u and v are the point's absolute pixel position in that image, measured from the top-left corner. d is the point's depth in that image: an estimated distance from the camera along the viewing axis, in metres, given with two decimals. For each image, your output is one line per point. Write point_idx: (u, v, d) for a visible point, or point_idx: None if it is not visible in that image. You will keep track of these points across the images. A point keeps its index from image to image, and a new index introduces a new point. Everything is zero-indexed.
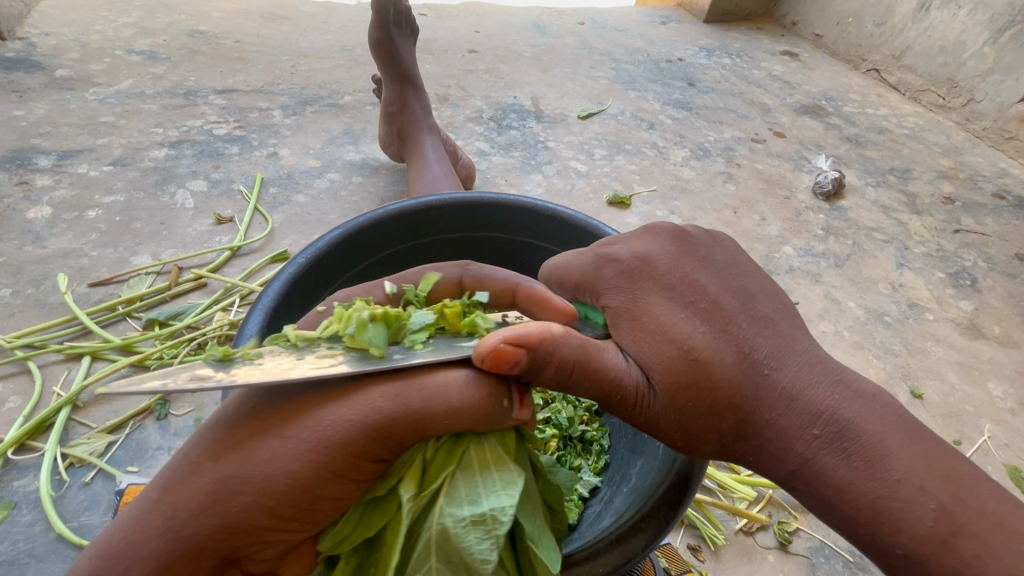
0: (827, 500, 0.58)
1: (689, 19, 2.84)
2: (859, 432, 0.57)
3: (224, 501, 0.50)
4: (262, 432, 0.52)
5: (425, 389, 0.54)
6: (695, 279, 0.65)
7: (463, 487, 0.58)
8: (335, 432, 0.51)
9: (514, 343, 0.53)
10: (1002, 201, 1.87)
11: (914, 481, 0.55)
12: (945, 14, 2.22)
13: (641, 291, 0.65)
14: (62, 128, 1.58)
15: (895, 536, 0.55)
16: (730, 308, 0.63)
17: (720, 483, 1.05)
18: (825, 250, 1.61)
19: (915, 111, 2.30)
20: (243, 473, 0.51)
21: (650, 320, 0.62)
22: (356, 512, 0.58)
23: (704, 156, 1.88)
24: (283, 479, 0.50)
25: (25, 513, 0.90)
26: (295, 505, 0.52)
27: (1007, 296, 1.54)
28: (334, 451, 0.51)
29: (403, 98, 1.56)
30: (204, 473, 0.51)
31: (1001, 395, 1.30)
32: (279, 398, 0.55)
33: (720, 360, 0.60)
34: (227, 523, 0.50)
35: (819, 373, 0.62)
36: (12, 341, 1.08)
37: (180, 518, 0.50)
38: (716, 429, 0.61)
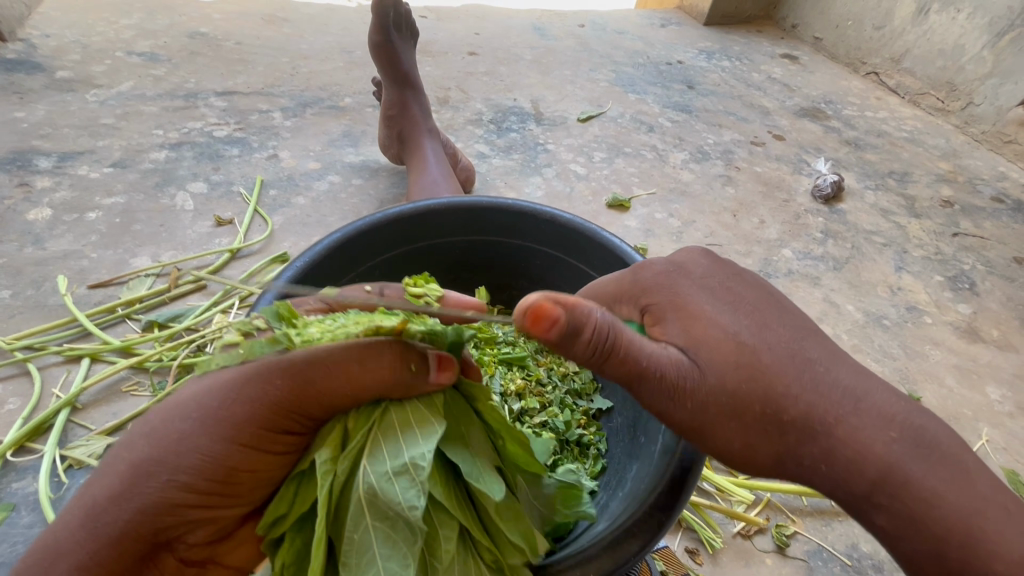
0: (917, 519, 0.57)
1: (689, 22, 2.85)
2: (936, 442, 0.58)
3: (144, 480, 0.53)
4: (176, 413, 0.55)
5: (319, 362, 0.56)
6: (733, 282, 0.67)
7: (384, 447, 0.59)
8: (240, 405, 0.54)
9: (554, 300, 0.54)
10: (1001, 204, 1.87)
11: (996, 500, 0.57)
12: (944, 18, 2.23)
13: (679, 289, 0.65)
14: (63, 130, 1.58)
15: (988, 558, 0.55)
16: (774, 311, 0.65)
17: (718, 486, 1.05)
18: (824, 253, 1.61)
19: (914, 114, 2.31)
20: (161, 453, 0.53)
21: (695, 315, 0.63)
22: (291, 486, 0.60)
23: (703, 159, 1.88)
24: (198, 453, 0.53)
25: (24, 514, 0.90)
26: (218, 480, 0.54)
27: (1005, 300, 1.54)
28: (241, 424, 0.54)
29: (403, 100, 1.56)
30: (126, 456, 0.54)
31: (999, 399, 1.31)
32: (200, 381, 0.58)
33: (774, 353, 0.60)
34: (149, 503, 0.53)
35: (877, 381, 0.62)
36: (12, 342, 1.08)
37: (103, 506, 0.53)
38: (783, 432, 0.59)
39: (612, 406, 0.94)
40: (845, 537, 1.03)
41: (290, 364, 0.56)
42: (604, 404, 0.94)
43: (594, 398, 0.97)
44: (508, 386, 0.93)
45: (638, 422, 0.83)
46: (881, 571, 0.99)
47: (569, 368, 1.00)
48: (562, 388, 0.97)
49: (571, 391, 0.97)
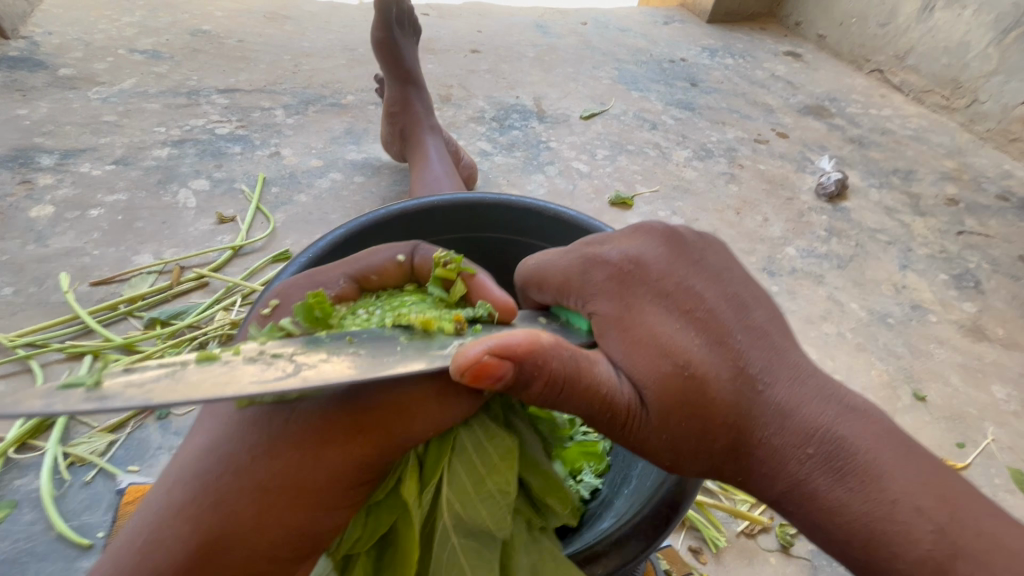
0: (821, 525, 0.57)
1: (692, 19, 2.84)
2: (852, 451, 0.57)
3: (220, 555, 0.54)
4: (243, 487, 0.55)
5: (412, 409, 0.56)
6: (691, 285, 0.63)
7: (463, 473, 0.62)
8: (319, 475, 0.55)
9: (498, 354, 0.50)
10: (1006, 203, 1.86)
11: (910, 501, 0.55)
12: (950, 15, 2.22)
13: (636, 300, 0.62)
14: (65, 127, 1.58)
15: (891, 563, 0.54)
16: (722, 317, 0.62)
17: (721, 485, 1.04)
18: (828, 251, 1.60)
19: (919, 111, 2.30)
20: (237, 529, 0.55)
21: (641, 330, 0.60)
22: (361, 516, 0.62)
23: (706, 157, 1.87)
24: (280, 525, 0.55)
25: (26, 512, 0.90)
26: (293, 545, 0.56)
27: (1011, 298, 1.54)
28: (327, 489, 0.56)
29: (405, 97, 1.55)
30: (191, 530, 0.54)
31: (1005, 398, 1.30)
32: (264, 440, 0.57)
33: (704, 366, 0.58)
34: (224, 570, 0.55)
35: (813, 390, 0.61)
36: (14, 339, 1.08)
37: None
38: (708, 450, 0.60)
39: None
40: None
41: (343, 423, 0.55)
42: None
43: None
44: None
45: None
46: None
47: None
48: None
49: None
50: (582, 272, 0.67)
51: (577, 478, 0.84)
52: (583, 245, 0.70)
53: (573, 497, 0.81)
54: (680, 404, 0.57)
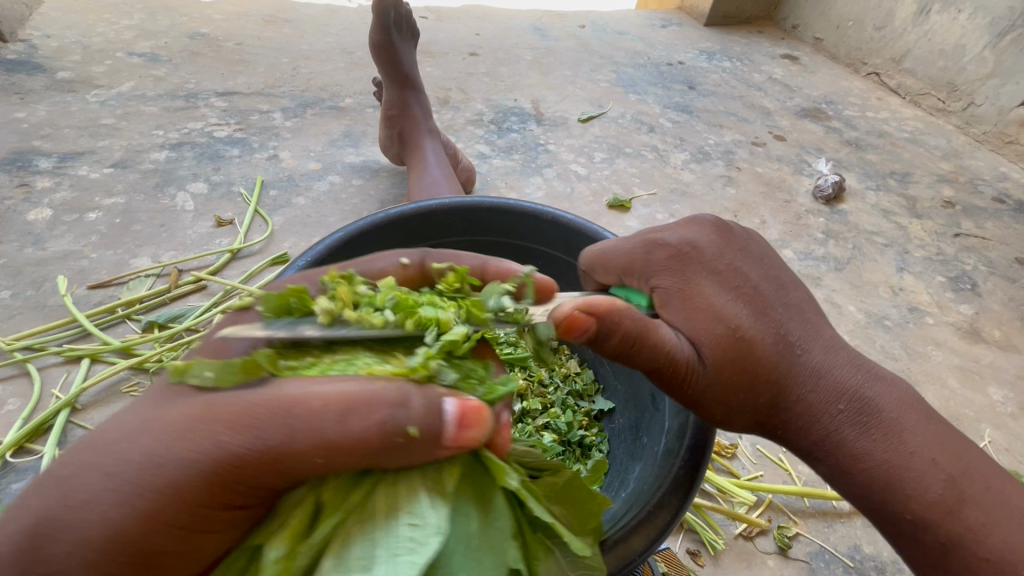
0: (848, 474, 0.64)
1: (690, 22, 2.85)
2: (879, 409, 0.64)
3: (49, 544, 0.44)
4: (92, 467, 0.45)
5: (292, 415, 0.45)
6: (738, 265, 0.67)
7: (358, 549, 0.48)
8: (173, 472, 0.44)
9: (585, 311, 0.55)
10: (1003, 205, 1.87)
11: (926, 456, 0.62)
12: (945, 18, 2.23)
13: (692, 272, 0.65)
14: (63, 130, 1.58)
15: (907, 505, 0.61)
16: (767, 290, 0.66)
17: (720, 488, 1.04)
18: (825, 254, 1.61)
19: (915, 114, 2.31)
20: (69, 514, 0.44)
21: (697, 298, 0.63)
22: (240, 556, 0.52)
23: (703, 160, 1.88)
24: (110, 525, 0.44)
25: None
26: (127, 559, 0.45)
27: (1007, 300, 1.54)
28: (167, 498, 0.44)
29: (404, 101, 1.56)
30: (34, 506, 0.45)
31: (1001, 400, 1.30)
32: (151, 413, 0.47)
33: (756, 331, 0.63)
34: (49, 572, 0.44)
35: (845, 359, 0.66)
36: (11, 343, 1.08)
37: (7, 558, 0.45)
38: (750, 406, 0.64)
39: (613, 407, 0.93)
40: (847, 538, 1.02)
41: (222, 417, 0.45)
42: (605, 405, 0.94)
43: (596, 399, 0.96)
44: None
45: (640, 424, 0.83)
46: (884, 573, 0.99)
47: (570, 370, 1.00)
48: (563, 389, 0.96)
49: (573, 393, 0.96)
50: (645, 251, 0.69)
51: None
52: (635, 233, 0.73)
53: None
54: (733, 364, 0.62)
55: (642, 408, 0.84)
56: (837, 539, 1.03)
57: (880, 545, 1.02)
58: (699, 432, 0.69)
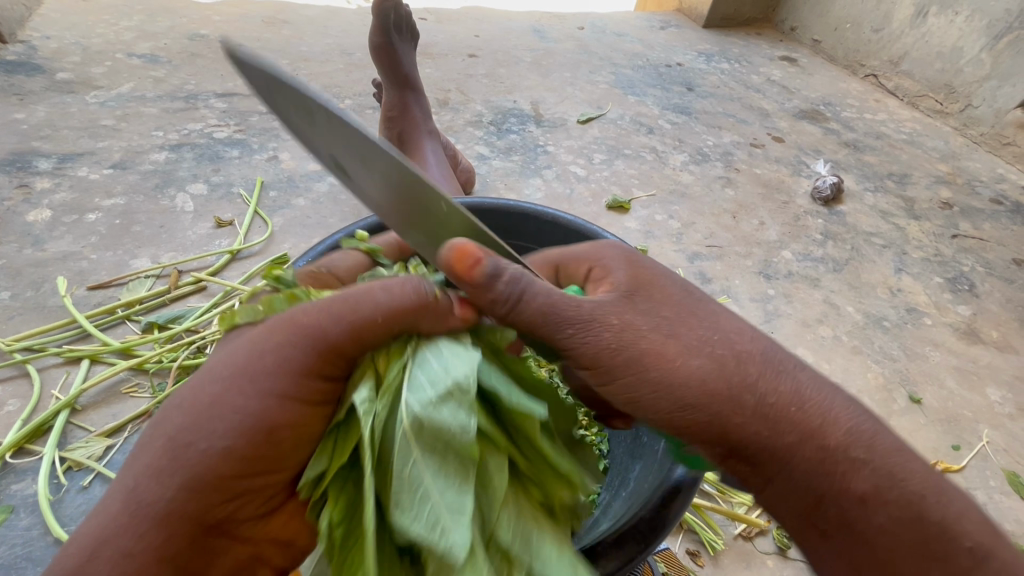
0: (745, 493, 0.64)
1: (688, 24, 2.86)
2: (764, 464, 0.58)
3: (184, 452, 0.48)
4: (203, 379, 0.51)
5: (347, 293, 0.55)
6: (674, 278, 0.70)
7: (421, 378, 0.57)
8: (277, 355, 0.51)
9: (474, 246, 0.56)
10: (1000, 206, 1.87)
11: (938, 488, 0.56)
12: (943, 20, 2.24)
13: (633, 260, 0.65)
14: (63, 132, 1.58)
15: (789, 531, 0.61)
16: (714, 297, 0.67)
17: (718, 488, 1.05)
18: (824, 255, 1.61)
19: (913, 116, 2.31)
20: (193, 421, 0.49)
21: (655, 278, 0.64)
22: (328, 442, 0.58)
23: (702, 161, 1.88)
24: (241, 412, 0.49)
25: (24, 517, 0.90)
26: (258, 445, 0.50)
27: (1005, 301, 1.55)
28: (283, 373, 0.51)
29: (403, 102, 1.56)
30: (158, 432, 0.49)
31: (1000, 400, 1.31)
32: (232, 338, 0.54)
33: (709, 316, 0.61)
34: (194, 477, 0.48)
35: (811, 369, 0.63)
36: (12, 343, 1.08)
37: (146, 483, 0.48)
38: None
39: None
40: None
41: (297, 308, 0.54)
42: None
43: None
44: None
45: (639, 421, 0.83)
46: None
47: None
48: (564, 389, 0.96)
49: None
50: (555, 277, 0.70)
51: None
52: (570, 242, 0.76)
53: None
54: (696, 348, 0.58)
55: None
56: None
57: None
58: None
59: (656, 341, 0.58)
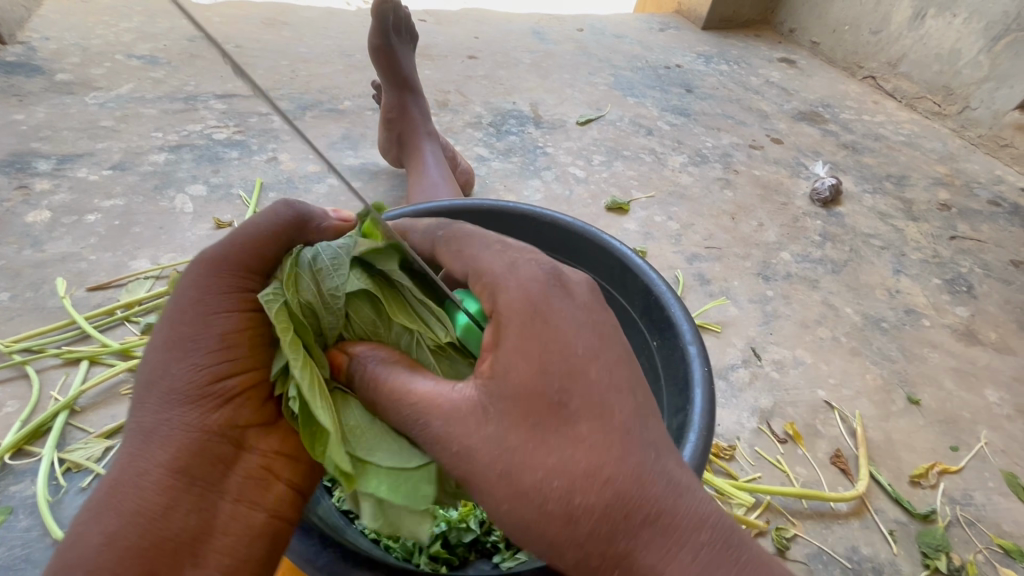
0: None
1: (688, 26, 2.86)
2: None
3: (164, 386, 0.61)
4: (161, 336, 0.63)
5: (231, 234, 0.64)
6: (603, 331, 0.59)
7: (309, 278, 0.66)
8: (195, 290, 0.61)
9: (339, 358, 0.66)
10: (998, 208, 1.88)
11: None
12: (941, 22, 2.25)
13: (520, 345, 0.55)
14: (62, 133, 1.58)
15: None
16: (616, 399, 0.55)
17: (719, 489, 1.04)
18: (822, 256, 1.61)
19: (911, 117, 2.32)
20: (163, 365, 0.61)
21: (545, 363, 0.54)
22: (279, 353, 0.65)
23: (701, 163, 1.89)
24: (189, 340, 0.60)
25: (22, 518, 0.90)
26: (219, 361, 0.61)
27: (1003, 303, 1.55)
28: (206, 298, 0.60)
29: (403, 104, 1.56)
30: (143, 387, 0.62)
31: (998, 402, 1.31)
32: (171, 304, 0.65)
33: (575, 437, 0.53)
34: (179, 400, 0.60)
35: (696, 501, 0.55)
36: (11, 345, 1.08)
37: (150, 422, 0.60)
38: None
39: None
40: (845, 539, 1.03)
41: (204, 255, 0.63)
42: None
43: None
44: None
45: None
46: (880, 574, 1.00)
47: None
48: None
49: None
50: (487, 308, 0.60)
51: None
52: (496, 243, 0.65)
53: None
54: (529, 495, 0.52)
55: None
56: (835, 540, 1.03)
57: (878, 545, 1.03)
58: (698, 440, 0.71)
59: (490, 481, 0.53)
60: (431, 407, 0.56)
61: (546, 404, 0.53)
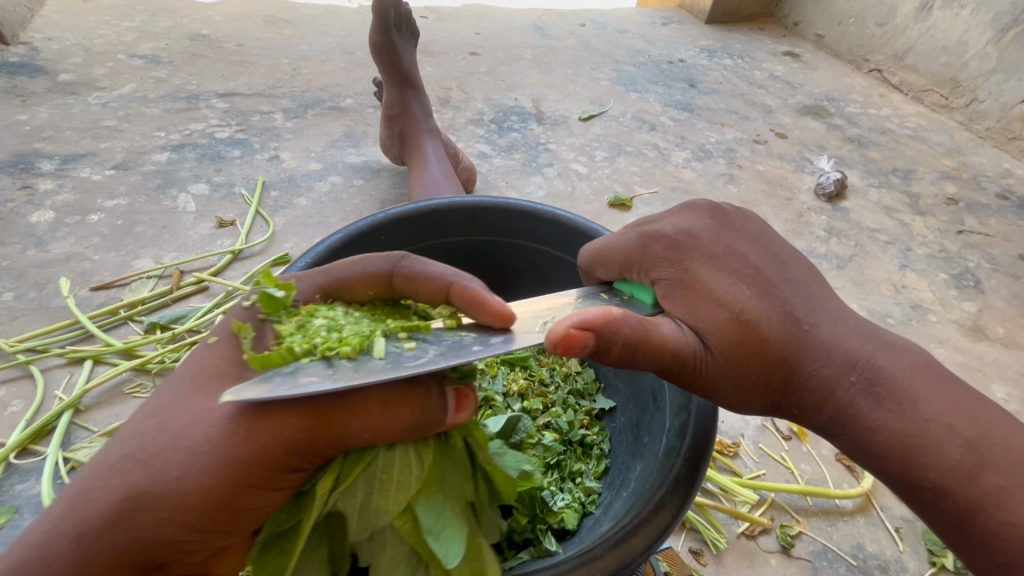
0: (863, 443, 0.61)
1: (691, 20, 2.84)
2: (891, 377, 0.60)
3: (139, 515, 0.51)
4: (176, 445, 0.53)
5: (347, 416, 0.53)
6: (735, 245, 0.66)
7: (361, 488, 0.61)
8: (250, 446, 0.52)
9: (581, 327, 0.53)
10: (1006, 201, 1.86)
11: (943, 421, 0.59)
12: (948, 14, 2.23)
13: (680, 292, 0.63)
14: (65, 133, 1.59)
15: (925, 474, 0.59)
16: (780, 245, 0.69)
17: (722, 487, 1.04)
18: (827, 251, 1.60)
19: (918, 111, 2.29)
20: (159, 486, 0.51)
21: (701, 288, 0.62)
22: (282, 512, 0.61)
23: (705, 158, 1.87)
24: (201, 489, 0.51)
25: (27, 517, 0.90)
26: (216, 517, 0.53)
27: (1011, 297, 1.53)
28: (254, 464, 0.52)
29: (403, 100, 1.56)
30: (116, 485, 0.52)
31: (1005, 397, 1.29)
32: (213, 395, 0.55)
33: (788, 277, 0.65)
34: (143, 533, 0.51)
35: (857, 326, 0.64)
36: (14, 345, 1.09)
37: (92, 535, 0.51)
38: (766, 385, 0.62)
39: (614, 407, 0.92)
40: (850, 537, 1.02)
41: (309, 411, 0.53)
42: (606, 405, 0.93)
43: (597, 398, 0.95)
44: (511, 386, 0.92)
45: (641, 423, 0.82)
46: (887, 572, 0.99)
47: (571, 369, 0.98)
48: (564, 388, 0.95)
49: (574, 391, 0.95)
50: (640, 245, 0.68)
51: (577, 482, 0.82)
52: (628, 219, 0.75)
53: (575, 500, 0.79)
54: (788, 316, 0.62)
55: (643, 406, 0.83)
56: (841, 536, 1.03)
57: (884, 543, 1.02)
58: (701, 436, 0.68)
59: (758, 322, 0.61)
60: (685, 286, 0.63)
61: (754, 263, 0.64)
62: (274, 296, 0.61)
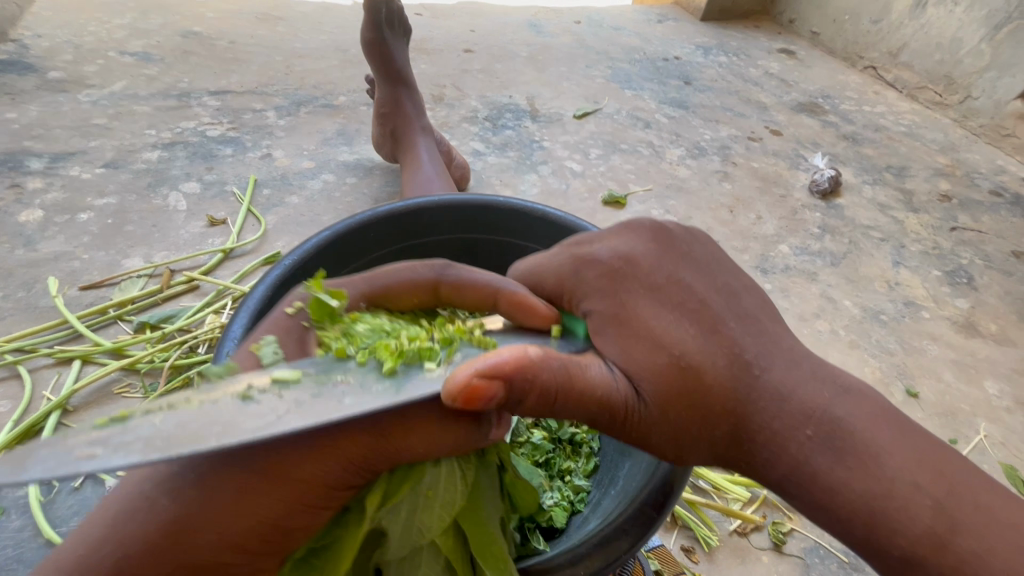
0: (820, 505, 0.56)
1: (686, 17, 2.83)
2: (848, 428, 0.56)
3: (189, 540, 0.49)
4: (217, 472, 0.50)
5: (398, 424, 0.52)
6: (680, 278, 0.61)
7: (407, 508, 0.59)
8: (301, 465, 0.50)
9: (487, 376, 0.48)
10: (999, 198, 1.86)
11: (908, 479, 0.54)
12: (942, 11, 2.23)
13: (615, 329, 0.59)
14: (54, 131, 1.57)
15: (891, 539, 0.53)
16: (730, 277, 0.65)
17: (714, 484, 1.05)
18: (821, 249, 1.60)
19: (912, 108, 2.29)
20: (207, 512, 0.49)
21: (639, 325, 0.58)
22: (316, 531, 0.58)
23: (700, 155, 1.87)
24: (252, 514, 0.50)
25: (14, 518, 0.90)
26: (269, 535, 0.52)
27: (1003, 294, 1.54)
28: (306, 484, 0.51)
29: (396, 98, 1.55)
30: (156, 515, 0.49)
31: (997, 394, 1.30)
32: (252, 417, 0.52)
33: (739, 313, 0.61)
34: (199, 556, 0.50)
35: (810, 369, 0.60)
36: (2, 345, 1.08)
37: (141, 560, 0.49)
38: (709, 434, 0.58)
39: None
40: None
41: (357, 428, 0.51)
42: None
43: None
44: None
45: None
46: None
47: None
48: None
49: None
50: (573, 270, 0.65)
51: (566, 480, 0.82)
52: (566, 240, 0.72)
53: (563, 499, 0.78)
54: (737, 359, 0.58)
55: None
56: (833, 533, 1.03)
57: None
58: None
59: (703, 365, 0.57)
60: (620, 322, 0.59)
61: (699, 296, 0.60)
62: (327, 304, 0.59)
